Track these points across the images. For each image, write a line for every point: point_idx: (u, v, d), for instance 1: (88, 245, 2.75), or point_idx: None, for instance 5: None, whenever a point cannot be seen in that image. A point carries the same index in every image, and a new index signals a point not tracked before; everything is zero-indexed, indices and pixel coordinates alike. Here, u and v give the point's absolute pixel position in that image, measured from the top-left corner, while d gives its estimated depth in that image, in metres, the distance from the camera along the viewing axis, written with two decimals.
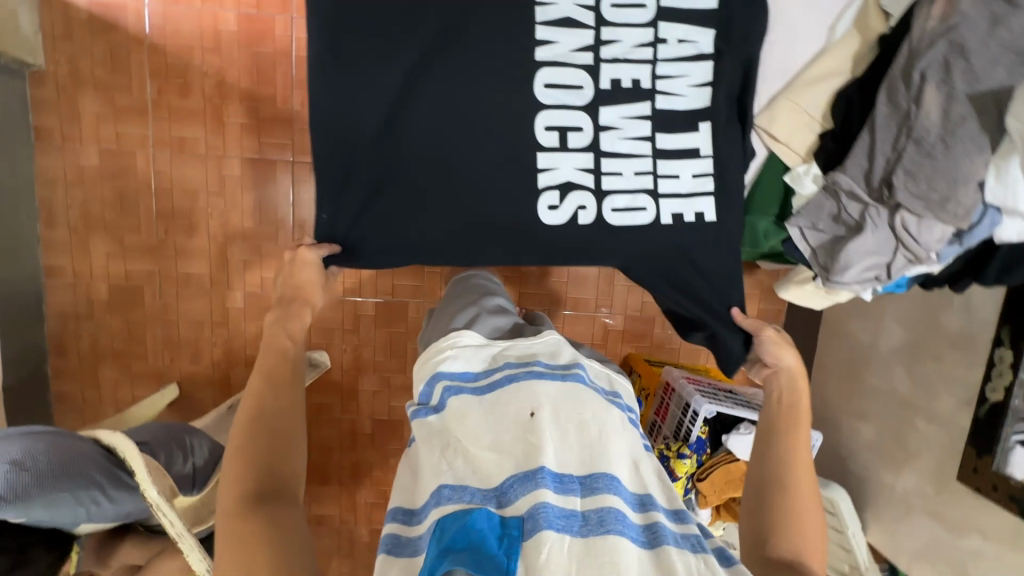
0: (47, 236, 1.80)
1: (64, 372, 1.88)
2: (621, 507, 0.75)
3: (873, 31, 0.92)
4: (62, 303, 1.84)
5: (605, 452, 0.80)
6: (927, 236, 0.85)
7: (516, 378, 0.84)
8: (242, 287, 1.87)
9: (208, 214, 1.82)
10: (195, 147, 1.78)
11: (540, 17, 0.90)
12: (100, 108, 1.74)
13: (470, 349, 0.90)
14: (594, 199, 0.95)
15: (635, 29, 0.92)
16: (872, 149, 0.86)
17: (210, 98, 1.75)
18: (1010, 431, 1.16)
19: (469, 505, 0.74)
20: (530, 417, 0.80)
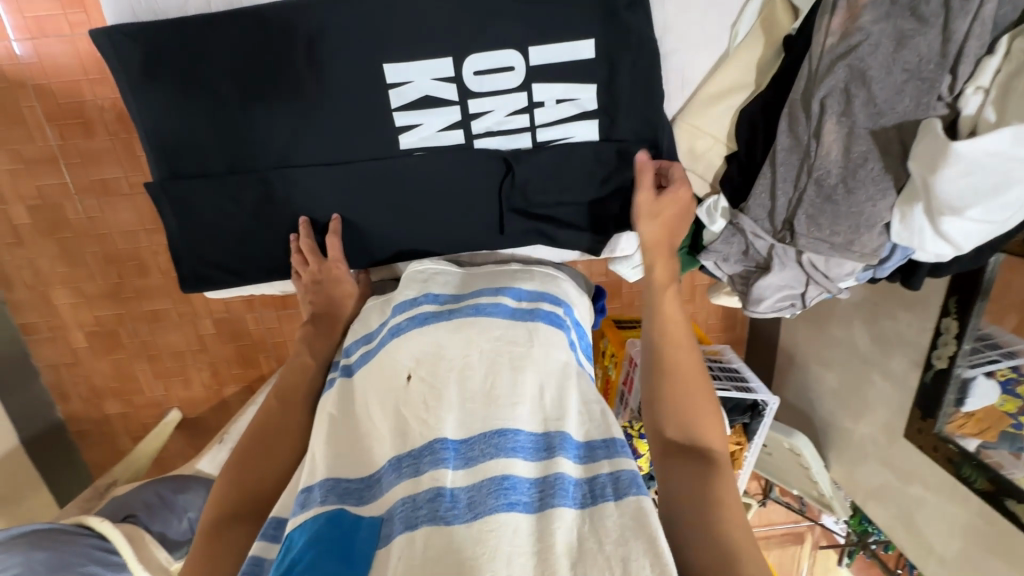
0: (10, 297, 1.79)
1: (74, 414, 1.98)
2: (510, 471, 0.62)
3: (779, 30, 0.78)
4: (49, 355, 1.89)
5: (508, 399, 0.68)
6: (837, 271, 0.79)
7: (398, 333, 0.73)
8: (209, 314, 1.88)
9: (155, 252, 1.77)
10: (119, 188, 1.65)
11: (396, 102, 0.81)
12: (9, 164, 1.60)
13: (367, 312, 0.82)
14: (462, 211, 0.88)
15: (505, 99, 0.82)
16: (774, 186, 0.77)
17: (116, 134, 1.59)
18: (966, 367, 1.14)
19: (323, 505, 0.63)
20: (406, 381, 0.70)
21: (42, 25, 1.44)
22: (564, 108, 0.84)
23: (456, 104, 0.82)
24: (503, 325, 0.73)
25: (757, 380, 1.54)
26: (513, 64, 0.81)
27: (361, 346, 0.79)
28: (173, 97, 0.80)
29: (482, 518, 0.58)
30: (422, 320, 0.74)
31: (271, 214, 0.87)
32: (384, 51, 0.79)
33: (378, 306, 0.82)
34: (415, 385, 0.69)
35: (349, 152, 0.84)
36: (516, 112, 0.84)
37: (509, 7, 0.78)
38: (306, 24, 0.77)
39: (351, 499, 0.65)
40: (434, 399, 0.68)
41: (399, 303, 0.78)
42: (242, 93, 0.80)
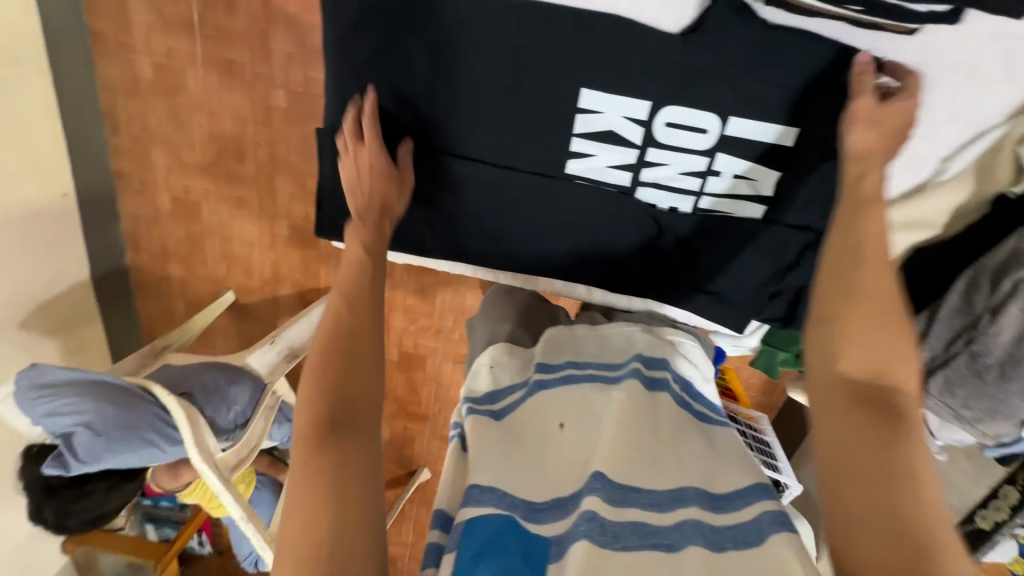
0: (114, 140, 1.77)
1: (143, 264, 2.01)
2: (643, 518, 0.59)
3: (993, 185, 0.75)
4: (135, 205, 1.88)
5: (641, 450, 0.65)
6: (947, 436, 0.79)
7: (545, 386, 0.73)
8: (288, 216, 1.85)
9: (257, 144, 1.72)
10: (242, 73, 1.61)
11: (579, 127, 0.80)
12: (147, 18, 1.57)
13: (508, 360, 0.79)
14: (601, 246, 0.89)
15: (684, 157, 0.81)
16: (921, 337, 0.76)
17: (257, 21, 1.53)
18: (1001, 533, 1.12)
19: (497, 510, 0.60)
20: (558, 430, 0.68)
21: None
22: (740, 183, 0.82)
23: (635, 149, 0.81)
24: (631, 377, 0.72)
25: (786, 464, 1.55)
26: (707, 126, 0.78)
27: (501, 397, 0.76)
28: (364, 51, 0.79)
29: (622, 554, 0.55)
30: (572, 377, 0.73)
31: (421, 189, 0.88)
32: (587, 76, 0.76)
33: (523, 353, 0.82)
34: (569, 433, 0.68)
35: (517, 160, 0.83)
36: (690, 173, 0.82)
37: (732, 70, 0.73)
38: (521, 22, 0.74)
39: (523, 512, 0.61)
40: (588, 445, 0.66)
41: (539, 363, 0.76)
42: (434, 73, 0.79)
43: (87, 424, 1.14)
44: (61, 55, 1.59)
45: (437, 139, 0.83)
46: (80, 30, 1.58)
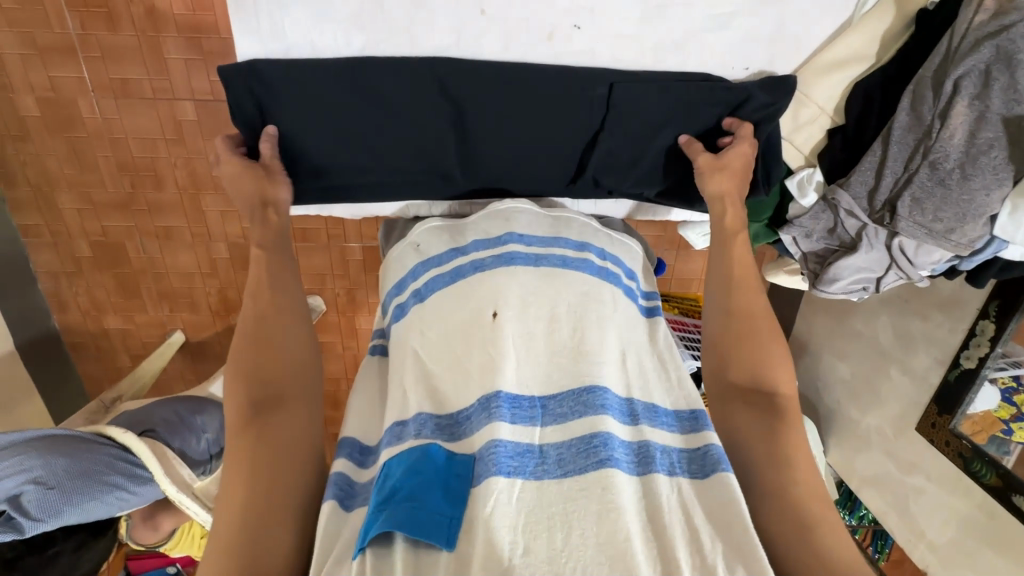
0: (11, 195, 1.38)
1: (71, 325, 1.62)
2: (608, 428, 0.56)
3: (913, 3, 0.74)
4: (47, 261, 1.47)
5: (591, 356, 0.62)
6: (923, 259, 0.79)
7: (482, 268, 0.70)
8: (225, 238, 1.49)
9: (174, 164, 1.37)
10: (139, 92, 1.27)
11: (502, 23, 0.77)
12: (17, 46, 1.20)
13: (437, 237, 0.77)
14: (554, 144, 0.85)
15: (618, 35, 0.79)
16: (881, 165, 0.76)
17: (144, 32, 1.20)
18: (986, 371, 1.12)
19: (417, 438, 0.58)
20: (491, 318, 0.64)
21: None
22: (681, 51, 0.81)
23: (566, 37, 0.78)
24: (586, 287, 0.69)
25: None
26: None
27: (430, 270, 0.73)
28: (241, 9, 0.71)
29: (573, 476, 0.53)
30: (510, 260, 0.70)
31: (343, 123, 0.80)
32: None
33: (442, 234, 0.77)
34: (500, 322, 0.64)
35: (455, 74, 0.79)
36: (626, 53, 0.80)
37: None
38: None
39: (441, 434, 0.59)
40: (525, 343, 0.64)
41: (477, 239, 0.74)
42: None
43: (36, 479, 1.00)
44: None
45: (356, 66, 0.77)
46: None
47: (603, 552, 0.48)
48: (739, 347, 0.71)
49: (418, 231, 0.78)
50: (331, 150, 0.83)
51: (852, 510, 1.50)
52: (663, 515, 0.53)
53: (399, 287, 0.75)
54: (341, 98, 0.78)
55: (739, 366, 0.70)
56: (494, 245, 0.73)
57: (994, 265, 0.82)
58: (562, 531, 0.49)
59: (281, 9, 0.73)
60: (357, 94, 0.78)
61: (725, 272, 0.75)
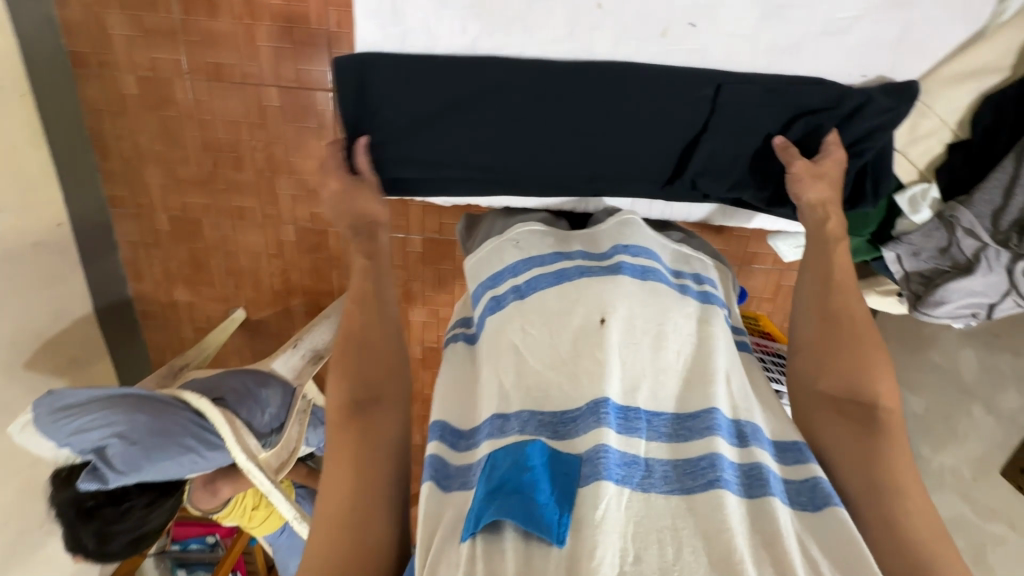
0: (104, 166, 1.46)
1: (143, 295, 1.66)
2: (720, 450, 0.52)
3: None
4: (129, 230, 1.55)
5: (705, 376, 0.58)
6: None
7: (588, 274, 0.66)
8: (293, 220, 1.53)
9: (253, 147, 1.41)
10: (229, 75, 1.32)
11: (617, 21, 0.77)
12: (126, 28, 1.28)
13: (539, 239, 0.75)
14: (657, 141, 0.83)
15: (732, 37, 0.77)
16: (1012, 184, 0.71)
17: (241, 20, 1.25)
18: None
19: (521, 435, 0.55)
20: (599, 325, 0.60)
21: None
22: (796, 56, 0.79)
23: (681, 36, 0.77)
24: (692, 308, 0.64)
25: None
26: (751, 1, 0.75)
27: (533, 268, 0.70)
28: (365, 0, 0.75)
29: (690, 495, 0.49)
30: (619, 266, 0.66)
31: (448, 109, 0.81)
32: None
33: (546, 238, 0.75)
34: (610, 329, 0.59)
35: (565, 67, 0.79)
36: (740, 56, 0.79)
37: None
38: None
39: (549, 432, 0.55)
40: (632, 357, 0.59)
41: (584, 250, 0.72)
42: None
43: (119, 434, 1.05)
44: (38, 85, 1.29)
45: (470, 56, 0.79)
46: (56, 50, 1.29)
47: (716, 575, 0.44)
48: (843, 356, 0.64)
49: (518, 231, 0.77)
50: (433, 134, 0.82)
51: None
52: (782, 540, 0.46)
53: (495, 280, 0.72)
54: (452, 85, 0.79)
55: (838, 374, 0.64)
56: (605, 258, 0.69)
57: None
58: (673, 546, 0.46)
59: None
60: (467, 80, 0.79)
61: (823, 272, 0.70)
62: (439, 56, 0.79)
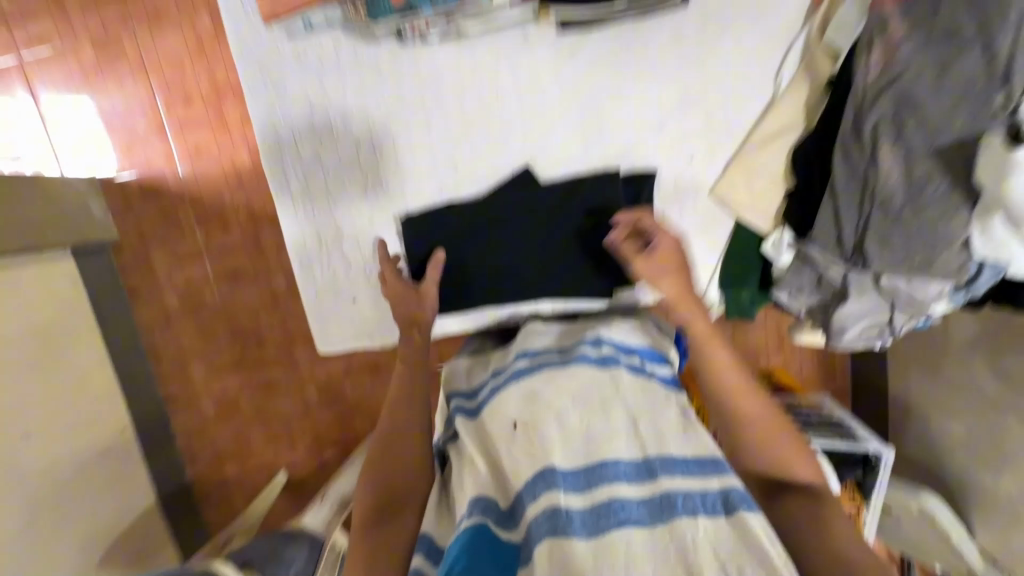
0: (157, 369, 1.62)
1: (206, 476, 1.69)
2: (615, 496, 0.66)
3: (820, 75, 0.84)
4: (184, 421, 1.65)
5: (603, 433, 0.72)
6: (922, 294, 0.77)
7: (499, 387, 0.83)
8: (314, 379, 1.64)
9: (273, 323, 1.58)
10: (246, 273, 1.54)
11: (472, 171, 0.96)
12: (164, 258, 1.54)
13: (476, 369, 0.94)
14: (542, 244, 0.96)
15: (571, 157, 0.94)
16: (837, 213, 0.78)
17: (247, 229, 1.52)
18: None
19: (469, 518, 0.69)
20: (513, 428, 0.75)
21: (200, 147, 1.46)
22: (629, 153, 0.93)
23: (525, 166, 0.95)
24: (590, 375, 0.77)
25: (859, 427, 1.41)
26: (576, 128, 0.92)
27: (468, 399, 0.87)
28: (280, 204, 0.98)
29: (601, 535, 0.62)
30: (518, 374, 0.82)
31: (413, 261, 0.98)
32: (460, 140, 0.95)
33: (473, 370, 0.94)
34: (521, 432, 0.74)
35: (454, 206, 0.97)
36: (579, 167, 0.94)
37: (579, 80, 0.90)
38: (399, 126, 0.94)
39: (500, 521, 0.70)
40: (540, 438, 0.72)
41: (501, 367, 0.89)
42: (351, 179, 0.97)
43: None
44: (101, 314, 1.51)
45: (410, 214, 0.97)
46: (115, 290, 1.54)
47: None
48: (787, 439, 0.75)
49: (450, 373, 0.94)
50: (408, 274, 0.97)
51: None
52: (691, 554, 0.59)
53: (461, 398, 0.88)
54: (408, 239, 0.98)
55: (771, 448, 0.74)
56: (506, 370, 0.86)
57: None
58: None
59: (311, 200, 0.98)
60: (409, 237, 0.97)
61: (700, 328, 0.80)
62: (346, 226, 0.99)
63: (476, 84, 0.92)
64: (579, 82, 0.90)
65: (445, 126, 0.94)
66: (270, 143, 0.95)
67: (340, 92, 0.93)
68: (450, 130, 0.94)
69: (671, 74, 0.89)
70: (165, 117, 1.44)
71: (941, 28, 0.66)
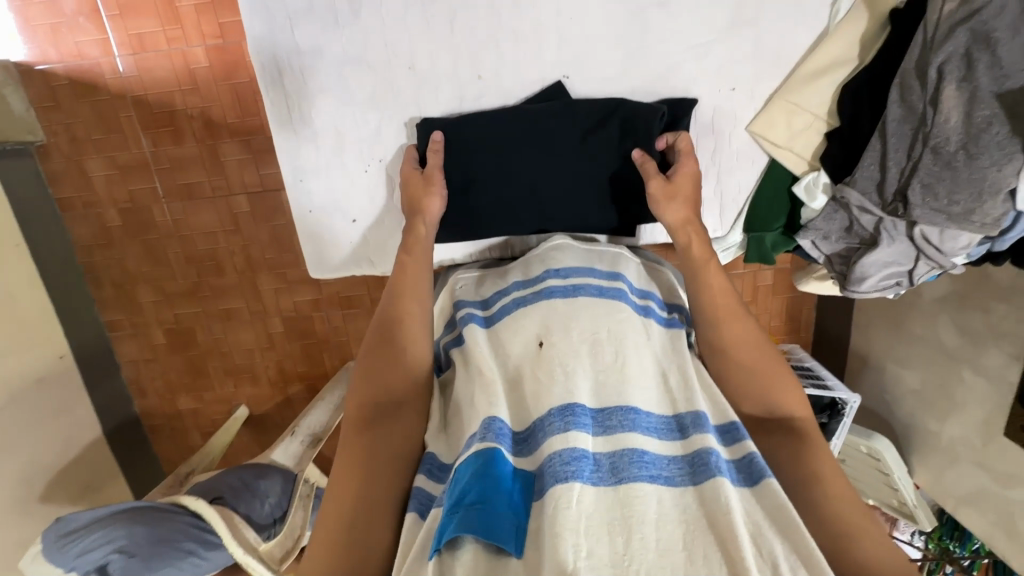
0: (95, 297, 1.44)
1: (158, 409, 1.56)
2: (643, 446, 0.63)
3: (884, 4, 0.78)
4: (128, 351, 1.49)
5: (635, 377, 0.70)
6: (951, 244, 0.76)
7: (524, 303, 0.79)
8: (280, 312, 1.47)
9: (232, 249, 1.39)
10: (202, 193, 1.34)
11: (497, 83, 0.86)
12: (102, 168, 1.32)
13: (486, 279, 0.89)
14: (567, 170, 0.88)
15: (606, 77, 0.86)
16: (884, 158, 0.77)
17: (203, 141, 1.29)
18: None
19: (482, 442, 0.63)
20: (539, 346, 0.73)
21: (144, 41, 1.20)
22: (668, 77, 0.86)
23: (557, 83, 0.86)
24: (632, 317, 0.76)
25: (831, 377, 1.46)
26: (615, 42, 0.84)
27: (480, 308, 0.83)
28: (271, 101, 0.85)
29: (627, 484, 0.59)
30: (550, 292, 0.79)
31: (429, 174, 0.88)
32: (484, 43, 0.84)
33: (482, 281, 0.89)
34: (548, 348, 0.72)
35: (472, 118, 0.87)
36: (613, 89, 0.87)
37: None
38: (414, 19, 0.82)
39: (512, 447, 0.66)
40: (565, 368, 0.69)
41: (518, 280, 0.84)
42: (356, 78, 0.84)
43: (120, 550, 1.04)
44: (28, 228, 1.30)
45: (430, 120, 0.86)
46: (44, 201, 1.33)
47: (661, 556, 0.54)
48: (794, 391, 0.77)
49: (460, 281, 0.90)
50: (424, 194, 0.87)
51: (963, 542, 1.32)
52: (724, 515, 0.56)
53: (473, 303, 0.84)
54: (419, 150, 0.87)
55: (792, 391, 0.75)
56: (536, 283, 0.82)
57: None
58: (623, 536, 0.55)
59: (309, 101, 0.85)
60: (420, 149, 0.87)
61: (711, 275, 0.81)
62: (348, 133, 0.88)
63: None
64: None
65: (471, 24, 0.82)
66: (261, 24, 0.80)
67: None
68: (476, 33, 0.83)
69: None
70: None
71: None
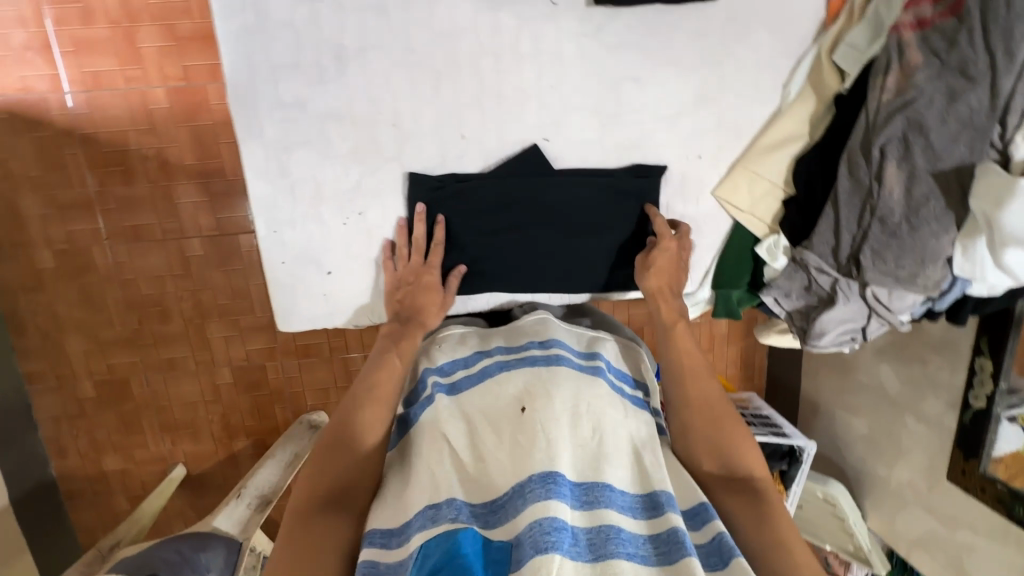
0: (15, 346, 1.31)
1: (79, 471, 1.39)
2: (619, 523, 0.64)
3: (828, 90, 0.87)
4: (50, 406, 1.35)
5: (610, 457, 0.70)
6: (899, 304, 0.84)
7: (507, 366, 0.77)
8: (230, 362, 1.37)
9: (181, 297, 1.31)
10: (151, 235, 1.26)
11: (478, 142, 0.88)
12: (38, 208, 1.23)
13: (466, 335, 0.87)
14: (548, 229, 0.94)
15: (582, 141, 0.90)
16: (837, 224, 0.84)
17: (157, 182, 1.23)
18: (999, 414, 1.06)
19: (454, 522, 0.63)
20: (521, 413, 0.71)
21: (101, 78, 1.16)
22: (639, 144, 0.91)
23: (536, 145, 0.89)
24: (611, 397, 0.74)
25: (787, 424, 1.49)
26: (590, 110, 0.89)
27: (461, 367, 0.81)
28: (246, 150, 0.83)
29: (604, 561, 0.60)
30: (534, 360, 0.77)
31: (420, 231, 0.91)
32: (466, 105, 0.86)
33: (466, 337, 0.86)
34: (528, 415, 0.70)
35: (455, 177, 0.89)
36: (589, 154, 0.91)
37: (599, 59, 0.86)
38: (399, 80, 0.83)
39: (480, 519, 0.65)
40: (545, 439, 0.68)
41: (501, 344, 0.83)
42: (338, 132, 0.84)
43: None
44: None
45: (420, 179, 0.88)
46: None
47: None
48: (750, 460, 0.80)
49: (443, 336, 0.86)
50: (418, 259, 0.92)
51: None
52: None
53: (449, 367, 0.82)
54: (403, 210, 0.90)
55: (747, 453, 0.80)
56: (519, 350, 0.81)
57: (968, 303, 0.87)
58: None
59: (287, 151, 0.84)
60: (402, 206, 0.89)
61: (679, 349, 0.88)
62: (325, 185, 0.87)
63: (495, 46, 0.84)
64: (598, 63, 0.86)
65: (454, 87, 0.85)
66: (241, 75, 0.80)
67: (335, 29, 0.79)
68: (459, 96, 0.86)
69: (688, 70, 0.88)
70: (52, 32, 1.13)
71: (953, 62, 0.72)
